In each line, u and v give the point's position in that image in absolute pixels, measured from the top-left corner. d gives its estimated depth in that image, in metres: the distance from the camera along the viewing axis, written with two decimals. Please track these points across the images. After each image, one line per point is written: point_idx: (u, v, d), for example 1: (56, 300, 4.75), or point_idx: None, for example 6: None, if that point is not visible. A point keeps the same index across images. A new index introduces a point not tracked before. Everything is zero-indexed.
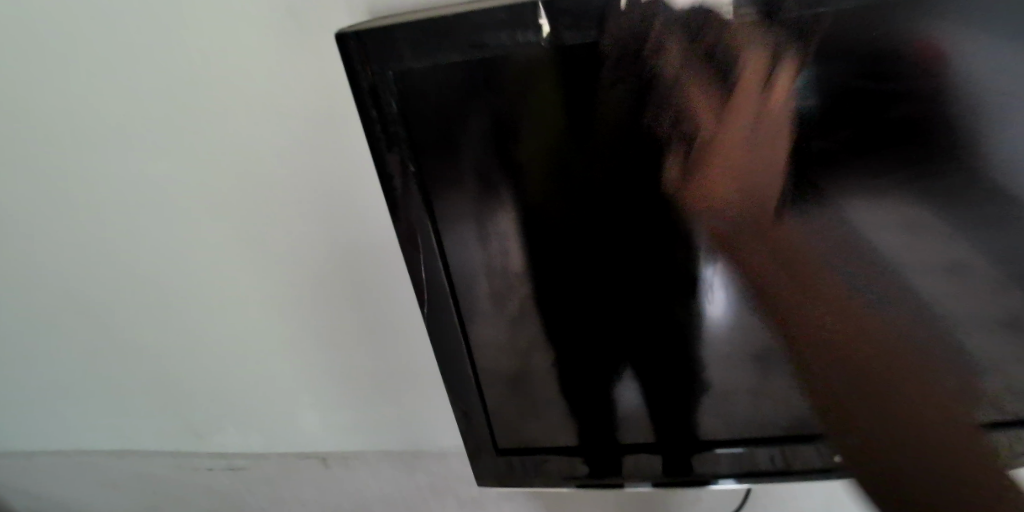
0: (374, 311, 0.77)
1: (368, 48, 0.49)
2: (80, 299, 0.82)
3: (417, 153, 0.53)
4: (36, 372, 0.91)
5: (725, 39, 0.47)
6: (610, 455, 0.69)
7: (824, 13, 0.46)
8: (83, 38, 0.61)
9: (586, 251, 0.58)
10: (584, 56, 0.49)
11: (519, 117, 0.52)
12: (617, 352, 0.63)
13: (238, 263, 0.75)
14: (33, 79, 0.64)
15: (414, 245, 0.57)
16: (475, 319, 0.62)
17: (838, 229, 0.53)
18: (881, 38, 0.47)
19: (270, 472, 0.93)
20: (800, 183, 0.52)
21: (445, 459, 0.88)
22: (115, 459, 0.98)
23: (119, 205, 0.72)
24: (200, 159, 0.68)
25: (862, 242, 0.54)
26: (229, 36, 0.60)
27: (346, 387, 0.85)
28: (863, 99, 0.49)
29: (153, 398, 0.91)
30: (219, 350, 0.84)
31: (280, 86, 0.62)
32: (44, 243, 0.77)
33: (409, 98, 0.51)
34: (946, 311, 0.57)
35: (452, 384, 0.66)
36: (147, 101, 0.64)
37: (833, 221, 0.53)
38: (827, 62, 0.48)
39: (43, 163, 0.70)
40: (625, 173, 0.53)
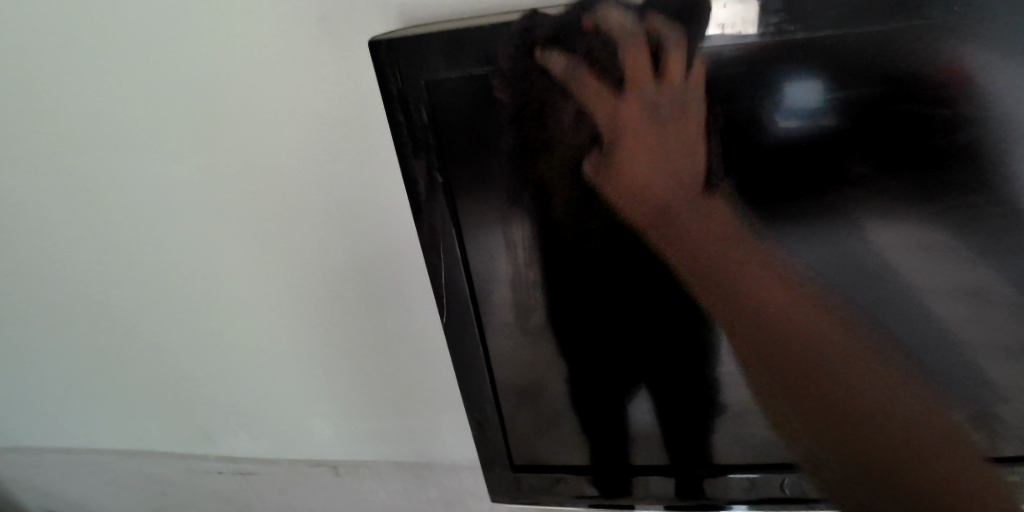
0: (388, 320, 0.76)
1: (400, 55, 0.48)
2: (97, 297, 0.82)
3: (443, 161, 0.52)
4: (48, 369, 0.91)
5: (761, 56, 0.46)
6: (622, 476, 0.67)
7: (865, 32, 0.45)
8: (90, 25, 0.61)
9: (609, 266, 0.56)
10: (618, 71, 0.48)
11: (548, 130, 0.51)
12: (637, 371, 0.61)
13: (241, 258, 0.74)
14: (41, 66, 0.64)
15: (435, 253, 0.56)
16: (495, 332, 0.61)
17: (851, 249, 0.53)
18: (925, 61, 0.46)
19: (279, 478, 0.93)
20: (828, 199, 0.51)
21: (456, 470, 0.86)
22: (125, 459, 0.97)
23: (125, 196, 0.72)
24: (204, 149, 0.67)
25: (878, 265, 0.53)
26: (235, 24, 0.59)
27: (357, 396, 0.84)
28: (896, 123, 0.48)
29: (163, 400, 0.90)
30: (231, 353, 0.83)
31: (305, 88, 0.61)
32: (63, 239, 0.77)
33: (439, 106, 0.50)
34: (977, 343, 0.55)
35: (468, 395, 0.64)
36: (152, 90, 0.64)
37: (850, 243, 0.52)
38: (862, 83, 0.47)
39: (65, 158, 0.70)
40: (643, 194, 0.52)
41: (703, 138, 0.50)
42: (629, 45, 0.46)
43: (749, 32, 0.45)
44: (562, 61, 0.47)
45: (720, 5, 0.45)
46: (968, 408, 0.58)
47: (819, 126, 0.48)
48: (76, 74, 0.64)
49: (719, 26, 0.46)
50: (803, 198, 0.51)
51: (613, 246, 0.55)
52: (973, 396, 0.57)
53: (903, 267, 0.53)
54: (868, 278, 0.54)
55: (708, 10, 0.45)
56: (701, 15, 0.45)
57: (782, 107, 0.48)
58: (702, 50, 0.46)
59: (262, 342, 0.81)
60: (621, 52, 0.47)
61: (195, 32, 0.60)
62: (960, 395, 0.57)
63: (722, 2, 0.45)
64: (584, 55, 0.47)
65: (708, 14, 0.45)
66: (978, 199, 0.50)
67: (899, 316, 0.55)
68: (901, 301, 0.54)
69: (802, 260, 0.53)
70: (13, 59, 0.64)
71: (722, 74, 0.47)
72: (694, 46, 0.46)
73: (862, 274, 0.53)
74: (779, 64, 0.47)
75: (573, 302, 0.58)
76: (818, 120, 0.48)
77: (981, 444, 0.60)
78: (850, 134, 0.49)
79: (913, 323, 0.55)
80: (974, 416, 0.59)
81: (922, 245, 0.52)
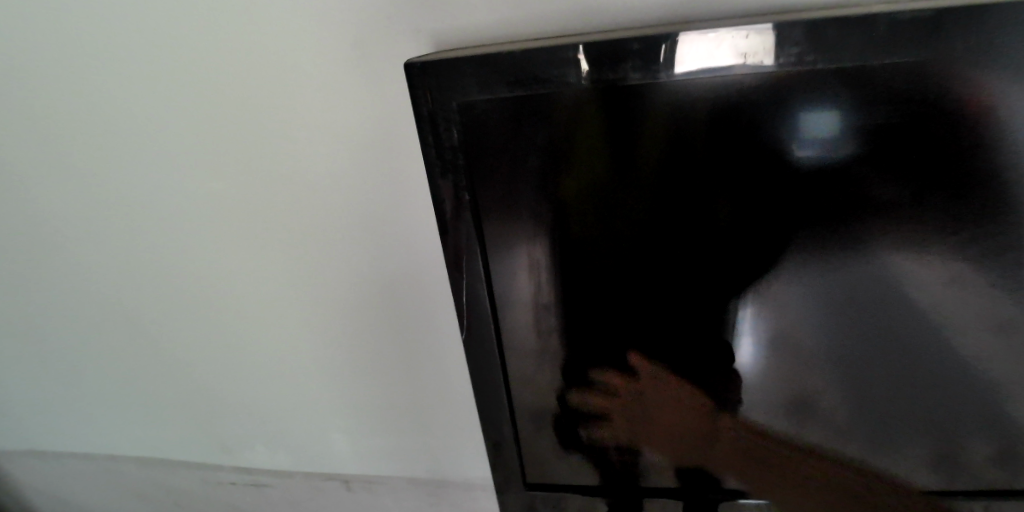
0: (407, 335, 0.77)
1: (433, 78, 0.50)
2: (125, 306, 0.84)
3: (470, 181, 0.54)
4: (73, 375, 0.93)
5: (781, 86, 0.48)
6: (636, 498, 0.66)
7: (884, 64, 0.46)
8: (136, 43, 0.64)
9: (629, 288, 0.57)
10: (641, 97, 0.49)
11: (573, 152, 0.52)
12: (652, 391, 0.62)
13: (267, 271, 0.76)
14: (88, 82, 0.67)
15: (458, 270, 0.57)
16: (514, 350, 0.62)
17: (869, 275, 0.54)
18: (942, 93, 0.47)
19: (293, 490, 0.93)
20: (846, 228, 0.52)
21: (469, 489, 0.87)
22: (142, 467, 0.98)
23: (158, 207, 0.74)
24: (237, 164, 0.69)
25: (897, 292, 0.54)
26: (274, 45, 0.62)
27: (374, 411, 0.85)
28: (916, 153, 0.49)
29: (182, 409, 0.91)
30: (252, 364, 0.84)
31: (336, 108, 0.64)
32: (97, 247, 0.79)
33: (468, 128, 0.52)
34: (996, 373, 0.55)
35: (485, 414, 0.65)
36: (192, 106, 0.66)
37: (869, 269, 0.53)
38: (881, 112, 0.48)
39: (104, 170, 0.73)
40: (664, 218, 0.54)
41: (724, 164, 0.51)
42: (654, 72, 0.48)
43: (767, 63, 0.47)
44: (588, 86, 0.49)
45: (742, 35, 0.47)
46: (988, 440, 0.58)
47: (839, 154, 0.49)
48: (120, 89, 0.67)
49: (742, 56, 0.47)
50: (822, 227, 0.52)
51: (634, 268, 0.56)
52: (992, 424, 0.58)
53: (919, 295, 0.53)
54: (885, 305, 0.54)
55: (731, 39, 0.47)
56: (724, 44, 0.47)
57: (801, 136, 0.49)
58: (724, 78, 0.48)
59: (282, 355, 0.83)
60: (646, 79, 0.48)
61: (234, 53, 0.63)
62: (976, 420, 0.58)
63: (744, 33, 0.47)
64: (609, 81, 0.49)
65: (731, 43, 0.47)
66: (996, 227, 0.50)
67: (913, 342, 0.55)
68: (917, 328, 0.55)
69: (818, 284, 0.55)
70: (60, 74, 0.67)
71: (744, 103, 0.49)
72: (717, 74, 0.48)
73: (880, 301, 0.54)
74: (799, 93, 0.48)
75: (592, 321, 0.59)
76: (838, 149, 0.49)
77: (1000, 475, 0.60)
78: (869, 163, 0.50)
79: (930, 350, 0.55)
80: (994, 446, 0.59)
81: (938, 273, 0.52)
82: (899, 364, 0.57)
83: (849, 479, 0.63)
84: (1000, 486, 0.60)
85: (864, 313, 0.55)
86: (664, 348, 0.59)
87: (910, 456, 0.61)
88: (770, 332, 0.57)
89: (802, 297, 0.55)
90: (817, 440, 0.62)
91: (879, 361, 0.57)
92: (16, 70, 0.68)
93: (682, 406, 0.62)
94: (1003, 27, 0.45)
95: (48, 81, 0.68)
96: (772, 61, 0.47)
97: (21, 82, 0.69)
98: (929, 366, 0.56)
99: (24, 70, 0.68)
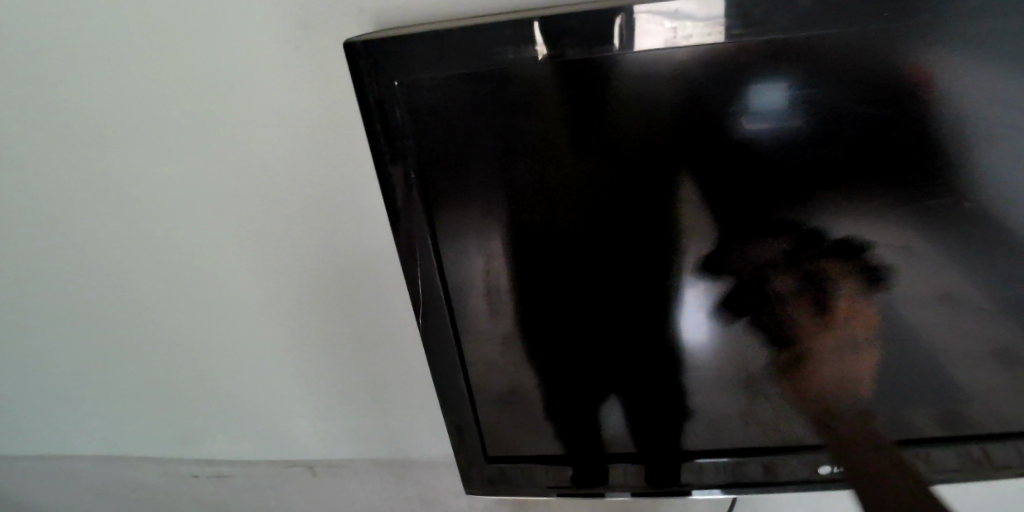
0: (368, 319, 0.77)
1: (376, 60, 0.50)
2: (74, 302, 0.81)
3: (419, 165, 0.54)
4: (22, 375, 0.90)
5: (724, 60, 0.49)
6: (596, 466, 0.68)
7: (818, 37, 0.48)
8: (73, 29, 0.61)
9: (579, 264, 0.58)
10: (586, 75, 0.50)
11: (520, 134, 0.53)
12: (609, 366, 0.63)
13: (222, 262, 0.75)
14: (22, 71, 0.64)
15: (411, 256, 0.58)
16: (470, 331, 0.62)
17: (825, 251, 0.56)
18: (872, 65, 0.49)
19: (258, 480, 0.92)
20: (799, 199, 0.54)
21: (435, 469, 0.88)
22: (100, 465, 0.96)
23: (105, 199, 0.72)
24: (187, 153, 0.67)
25: (847, 264, 0.57)
26: (219, 28, 0.60)
27: (339, 397, 0.85)
28: (853, 125, 0.51)
29: (141, 404, 0.90)
30: (211, 356, 0.83)
31: (286, 94, 0.63)
32: (40, 243, 0.76)
33: (415, 110, 0.52)
34: (932, 330, 0.59)
35: (446, 397, 0.66)
36: (136, 94, 0.64)
37: (825, 246, 0.56)
38: (820, 85, 0.50)
39: (44, 162, 0.70)
40: (635, 194, 0.55)
41: (673, 138, 0.52)
42: (598, 47, 0.49)
43: (719, 39, 0.48)
44: (536, 64, 0.49)
45: (673, 9, 0.47)
46: (922, 394, 0.62)
47: (780, 125, 0.51)
48: (56, 77, 0.64)
49: (672, 30, 0.48)
50: (780, 198, 0.54)
51: (625, 242, 0.57)
52: (919, 381, 0.62)
53: (852, 259, 0.57)
54: (822, 272, 0.58)
55: (663, 13, 0.47)
56: (656, 18, 0.48)
57: (749, 109, 0.51)
58: (667, 54, 0.49)
59: (243, 345, 0.81)
60: (591, 57, 0.49)
61: (180, 38, 0.61)
62: (910, 378, 0.62)
63: (675, 7, 0.47)
64: (554, 59, 0.49)
65: (664, 15, 0.48)
66: (931, 191, 0.53)
67: (856, 307, 0.59)
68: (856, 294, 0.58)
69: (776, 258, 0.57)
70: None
71: (689, 78, 0.50)
72: (666, 49, 0.49)
73: (831, 274, 0.58)
74: (741, 68, 0.49)
75: (546, 299, 0.60)
76: (778, 121, 0.51)
77: (933, 426, 0.64)
78: (808, 135, 0.52)
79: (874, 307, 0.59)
80: (928, 400, 0.63)
81: (883, 240, 0.56)
82: (851, 325, 0.60)
83: (799, 435, 0.66)
84: (940, 436, 0.64)
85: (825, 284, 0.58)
86: (637, 320, 0.61)
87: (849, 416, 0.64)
88: (731, 304, 0.59)
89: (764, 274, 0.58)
90: (768, 403, 0.65)
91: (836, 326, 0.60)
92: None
93: (648, 382, 0.64)
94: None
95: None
96: (722, 32, 0.48)
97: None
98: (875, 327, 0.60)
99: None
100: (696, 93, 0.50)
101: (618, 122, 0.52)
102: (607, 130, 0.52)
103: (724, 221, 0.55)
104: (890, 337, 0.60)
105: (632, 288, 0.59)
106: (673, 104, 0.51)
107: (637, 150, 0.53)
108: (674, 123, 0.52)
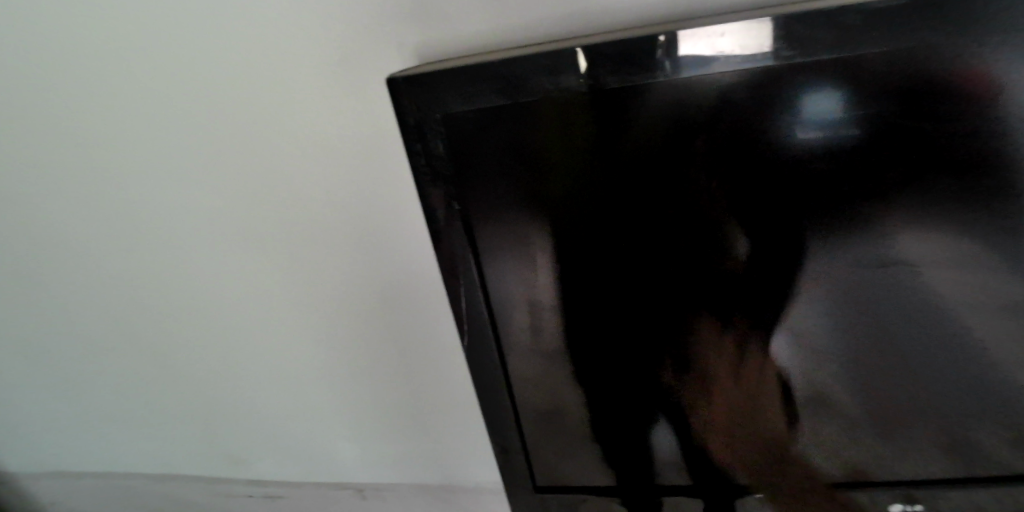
0: (413, 344, 0.78)
1: (415, 90, 0.50)
2: (136, 327, 0.85)
3: (460, 190, 0.54)
4: (89, 396, 0.94)
5: (769, 80, 0.47)
6: (649, 498, 0.66)
7: (869, 54, 0.46)
8: (134, 70, 0.65)
9: (624, 288, 0.57)
10: (624, 100, 0.49)
11: (559, 158, 0.52)
12: (657, 392, 0.61)
13: (271, 289, 0.77)
14: (90, 110, 0.69)
15: (454, 276, 0.58)
16: (513, 352, 0.62)
17: (892, 278, 0.53)
18: (931, 81, 0.46)
19: (308, 500, 0.94)
20: (857, 219, 0.51)
21: (479, 494, 0.87)
22: (158, 484, 1.00)
23: (163, 230, 0.75)
24: (239, 183, 0.70)
25: (914, 291, 0.53)
26: (266, 64, 0.62)
27: (386, 422, 0.85)
28: (913, 143, 0.48)
29: (195, 426, 0.92)
30: (262, 378, 0.85)
31: (331, 125, 0.64)
32: (106, 270, 0.81)
33: (454, 138, 0.52)
34: (1010, 360, 0.55)
35: (491, 420, 0.65)
36: (192, 128, 0.67)
37: (891, 273, 0.53)
38: (877, 104, 0.47)
39: (109, 194, 0.74)
40: (683, 216, 0.53)
41: (720, 159, 0.50)
42: (635, 72, 0.48)
43: (767, 59, 0.46)
44: (574, 90, 0.49)
45: (719, 34, 0.46)
46: (1002, 425, 0.57)
47: (834, 142, 0.49)
48: (120, 114, 0.68)
49: (719, 54, 0.47)
50: (838, 222, 0.51)
51: (674, 265, 0.55)
52: (991, 413, 0.57)
53: (918, 286, 0.53)
54: (887, 297, 0.54)
55: (709, 38, 0.47)
56: (703, 42, 0.47)
57: (801, 127, 0.48)
58: (709, 77, 0.47)
59: (294, 368, 0.83)
60: (630, 82, 0.48)
61: (229, 74, 0.63)
62: (983, 410, 0.57)
63: (720, 31, 0.46)
64: (592, 85, 0.49)
65: (711, 40, 0.46)
66: (1005, 209, 0.49)
67: (924, 336, 0.55)
68: (924, 323, 0.54)
69: (835, 282, 0.54)
70: (46, 82, 0.68)
71: (733, 99, 0.48)
72: (709, 72, 0.47)
73: (895, 305, 0.54)
74: (788, 86, 0.47)
75: (591, 323, 0.59)
76: (831, 137, 0.48)
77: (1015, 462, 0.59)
78: (866, 152, 0.49)
79: (941, 335, 0.55)
80: (1010, 433, 0.58)
81: (949, 263, 0.52)
82: (918, 354, 0.56)
83: (860, 466, 0.62)
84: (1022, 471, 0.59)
85: (892, 314, 0.55)
86: (688, 346, 0.59)
87: (921, 452, 0.60)
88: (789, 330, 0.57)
89: (825, 299, 0.55)
90: (830, 433, 0.61)
91: (902, 357, 0.56)
92: (9, 86, 0.69)
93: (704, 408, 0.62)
94: (999, 6, 0.44)
95: (45, 99, 0.69)
96: (772, 53, 0.46)
97: (21, 100, 0.70)
98: (946, 355, 0.55)
99: (20, 86, 0.69)
100: (741, 114, 0.49)
101: (660, 143, 0.50)
102: (650, 152, 0.51)
103: (780, 245, 0.53)
104: (961, 366, 0.56)
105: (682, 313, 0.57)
106: (717, 125, 0.49)
107: (681, 171, 0.51)
108: (720, 144, 0.50)
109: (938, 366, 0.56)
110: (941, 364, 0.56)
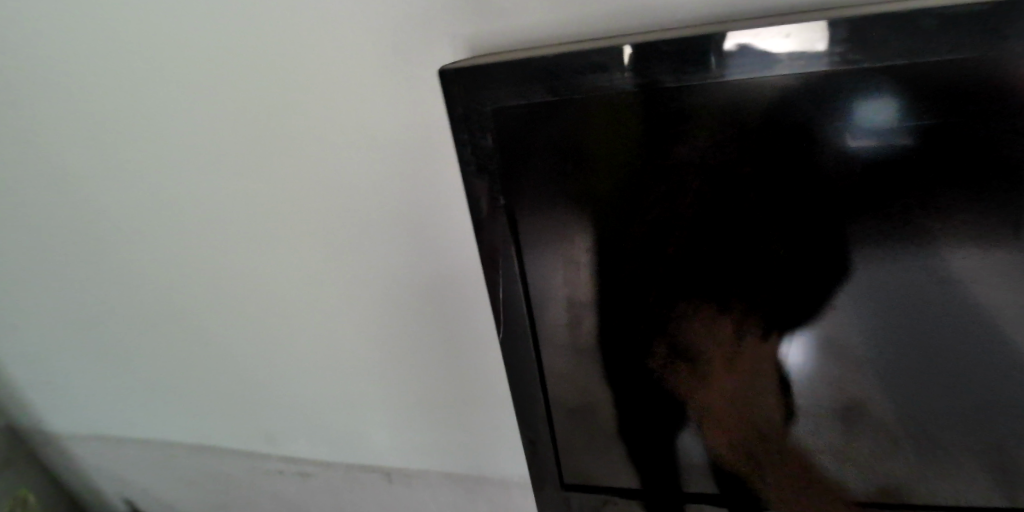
0: (448, 334, 0.78)
1: (465, 82, 0.50)
2: (179, 302, 0.87)
3: (504, 183, 0.54)
4: (131, 365, 0.97)
5: (830, 86, 0.45)
6: (676, 503, 0.66)
7: (940, 61, 0.44)
8: (187, 53, 0.66)
9: (666, 290, 0.56)
10: (676, 99, 0.48)
11: (606, 154, 0.51)
12: (692, 394, 0.61)
13: (312, 273, 0.78)
14: (143, 90, 0.70)
15: (494, 267, 0.58)
16: (548, 346, 0.61)
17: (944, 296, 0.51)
18: (1006, 91, 0.44)
19: (337, 479, 0.96)
20: (915, 232, 0.49)
21: (505, 486, 0.88)
22: (195, 453, 1.03)
23: (209, 209, 0.77)
24: (285, 168, 0.71)
25: (969, 309, 0.51)
26: (318, 51, 0.63)
27: (417, 410, 0.86)
28: (980, 155, 0.46)
29: (232, 401, 0.95)
30: (298, 360, 0.87)
31: (379, 114, 0.65)
32: (153, 246, 0.83)
33: (501, 131, 0.52)
34: None
35: (522, 413, 0.65)
36: (241, 110, 0.68)
37: (944, 290, 0.51)
38: (944, 113, 0.45)
39: (158, 173, 0.76)
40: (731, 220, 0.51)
41: (773, 163, 0.49)
42: (690, 71, 0.46)
43: (831, 63, 0.44)
44: (625, 86, 0.48)
45: (782, 35, 0.44)
46: None
47: (895, 151, 0.47)
48: (172, 96, 0.69)
49: (780, 56, 0.45)
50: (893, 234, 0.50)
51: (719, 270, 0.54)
52: None
53: (973, 304, 0.51)
54: (939, 315, 0.52)
55: (771, 39, 0.45)
56: (764, 43, 0.45)
57: (862, 134, 0.46)
58: (767, 78, 0.46)
59: (330, 352, 0.85)
60: (683, 82, 0.47)
61: (280, 59, 0.64)
62: None
63: (784, 32, 0.44)
64: (644, 83, 0.47)
65: (773, 41, 0.45)
66: None
67: (978, 358, 0.53)
68: (978, 345, 0.52)
69: (885, 295, 0.52)
70: (100, 59, 0.69)
71: (791, 102, 0.47)
72: (766, 74, 0.46)
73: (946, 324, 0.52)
74: (851, 92, 0.45)
75: (628, 323, 0.58)
76: (893, 146, 0.46)
77: None
78: (929, 163, 0.46)
79: (997, 359, 0.53)
80: None
81: (1010, 284, 0.50)
82: (972, 378, 0.54)
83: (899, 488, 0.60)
84: None
85: (943, 333, 0.53)
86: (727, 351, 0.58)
87: (963, 476, 0.58)
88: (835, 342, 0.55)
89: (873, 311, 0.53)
90: (867, 451, 0.59)
91: (953, 378, 0.54)
92: (65, 64, 0.70)
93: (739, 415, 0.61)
94: None
95: (95, 82, 0.71)
96: (836, 57, 0.44)
97: (70, 83, 0.71)
98: (1000, 381, 0.53)
99: (74, 64, 0.70)
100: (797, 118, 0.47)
101: (711, 145, 0.49)
102: (700, 153, 0.49)
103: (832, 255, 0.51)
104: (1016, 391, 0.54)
105: (723, 319, 0.56)
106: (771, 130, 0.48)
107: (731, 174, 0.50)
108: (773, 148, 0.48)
109: (992, 391, 0.54)
110: (994, 388, 0.54)
